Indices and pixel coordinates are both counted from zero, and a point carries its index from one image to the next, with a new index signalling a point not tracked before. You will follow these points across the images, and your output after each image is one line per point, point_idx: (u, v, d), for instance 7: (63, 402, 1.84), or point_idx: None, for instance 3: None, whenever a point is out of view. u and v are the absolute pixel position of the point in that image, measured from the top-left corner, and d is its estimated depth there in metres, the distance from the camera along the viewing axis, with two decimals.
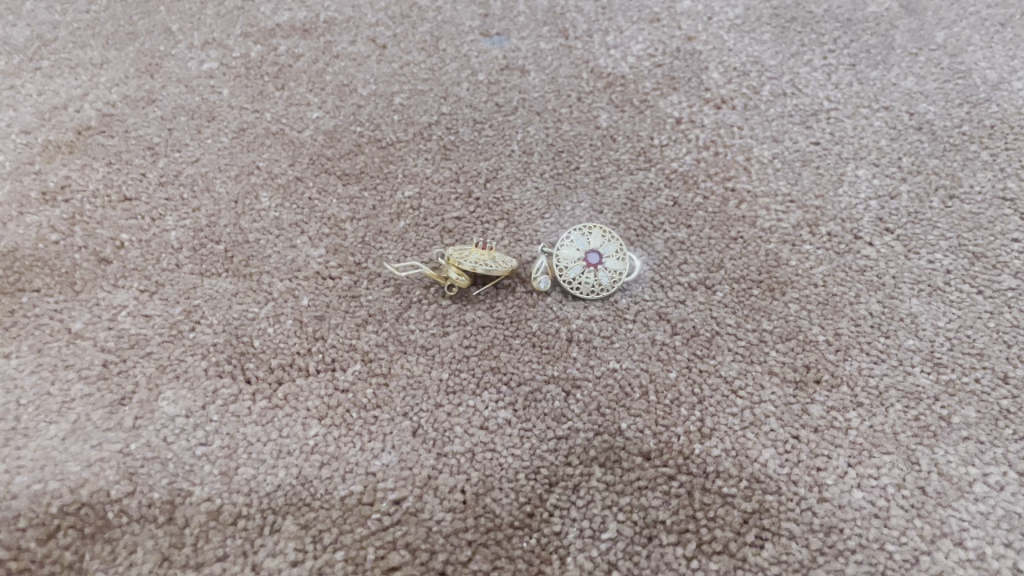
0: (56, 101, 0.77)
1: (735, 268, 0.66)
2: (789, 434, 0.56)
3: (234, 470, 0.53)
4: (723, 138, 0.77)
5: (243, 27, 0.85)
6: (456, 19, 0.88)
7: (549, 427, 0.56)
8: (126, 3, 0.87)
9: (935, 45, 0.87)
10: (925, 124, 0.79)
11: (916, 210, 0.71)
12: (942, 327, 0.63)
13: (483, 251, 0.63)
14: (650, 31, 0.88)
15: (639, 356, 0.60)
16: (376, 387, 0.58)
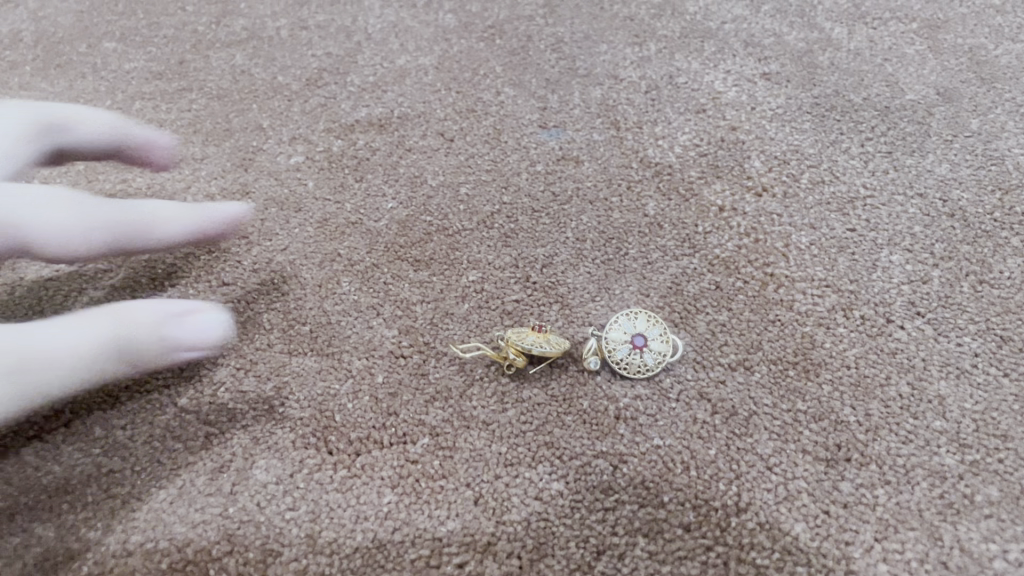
0: (162, 194, 0.86)
1: (773, 349, 0.72)
2: (820, 509, 0.61)
3: (318, 533, 0.60)
4: (764, 225, 0.83)
5: (326, 122, 0.95)
6: (517, 113, 0.96)
7: (598, 499, 0.62)
8: (224, 102, 0.98)
9: (971, 132, 0.92)
10: (958, 211, 0.83)
11: (946, 295, 0.76)
12: (968, 409, 0.67)
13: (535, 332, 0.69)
14: (696, 121, 0.94)
15: (681, 434, 0.66)
16: (442, 459, 0.65)
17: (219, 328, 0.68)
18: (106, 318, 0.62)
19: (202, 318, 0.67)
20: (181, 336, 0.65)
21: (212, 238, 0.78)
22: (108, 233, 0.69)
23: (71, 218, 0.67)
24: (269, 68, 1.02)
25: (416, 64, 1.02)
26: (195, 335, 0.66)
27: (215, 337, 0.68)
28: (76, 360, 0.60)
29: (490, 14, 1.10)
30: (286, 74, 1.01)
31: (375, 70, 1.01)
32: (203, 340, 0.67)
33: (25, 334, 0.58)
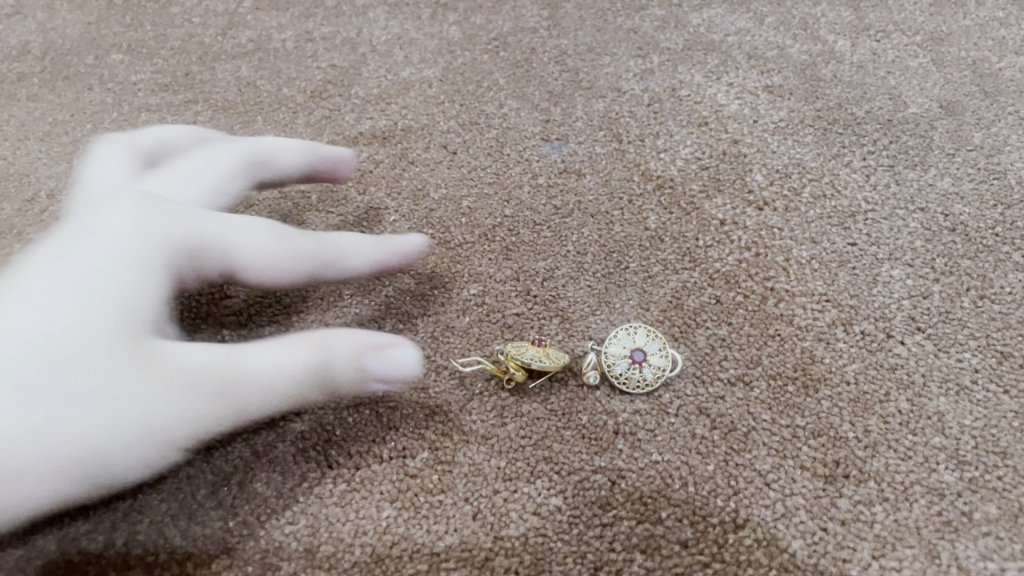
0: None
1: (772, 364, 0.72)
2: (818, 526, 0.62)
3: (317, 547, 0.61)
4: (765, 238, 0.83)
5: (330, 135, 0.95)
6: (520, 126, 0.96)
7: (595, 514, 0.62)
8: (229, 114, 0.98)
9: (973, 145, 0.92)
10: (959, 225, 0.83)
11: (946, 310, 0.76)
12: (968, 426, 0.67)
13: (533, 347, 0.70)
14: (698, 135, 0.95)
15: (680, 449, 0.66)
16: (441, 473, 0.65)
17: (410, 365, 0.63)
18: (310, 347, 0.60)
19: (395, 353, 0.63)
20: (374, 367, 0.62)
21: (391, 266, 0.76)
22: (295, 256, 0.68)
23: (248, 236, 0.66)
24: (274, 80, 1.03)
25: (420, 77, 1.03)
26: (387, 368, 0.62)
27: (411, 372, 0.64)
28: (276, 385, 0.59)
29: (494, 26, 1.10)
30: (291, 87, 1.02)
31: (380, 82, 1.02)
32: (394, 374, 0.63)
33: (226, 355, 0.57)
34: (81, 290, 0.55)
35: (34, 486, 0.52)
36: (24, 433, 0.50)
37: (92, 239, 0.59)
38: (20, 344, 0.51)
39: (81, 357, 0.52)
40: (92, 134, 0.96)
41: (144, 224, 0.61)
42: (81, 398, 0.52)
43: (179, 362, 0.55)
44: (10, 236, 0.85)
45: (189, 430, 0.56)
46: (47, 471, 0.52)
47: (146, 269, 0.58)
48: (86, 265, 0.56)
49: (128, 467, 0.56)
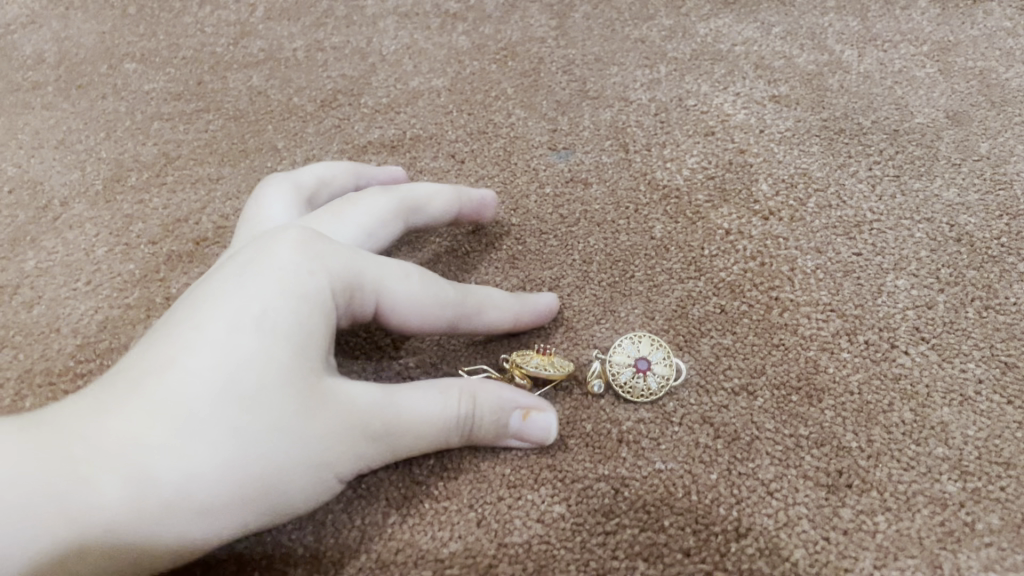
0: (178, 215, 0.88)
1: (776, 374, 0.72)
2: (820, 535, 0.62)
3: (323, 553, 0.62)
4: (770, 248, 0.83)
5: (340, 144, 0.97)
6: (527, 135, 0.97)
7: (599, 522, 0.63)
8: (239, 123, 0.99)
9: (979, 155, 0.92)
10: (965, 236, 0.84)
11: (951, 320, 0.76)
12: (971, 436, 0.68)
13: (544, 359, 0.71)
14: (705, 144, 0.95)
15: (683, 458, 0.67)
16: (447, 481, 0.66)
17: (549, 430, 0.66)
18: (465, 398, 0.62)
19: (537, 417, 0.65)
20: (514, 426, 0.65)
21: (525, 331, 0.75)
22: (446, 309, 0.68)
23: (408, 288, 0.66)
24: (285, 89, 1.04)
25: (429, 86, 1.04)
26: (524, 429, 0.65)
27: (548, 436, 0.66)
28: (430, 432, 0.61)
29: (502, 36, 1.10)
30: (301, 96, 1.03)
31: (389, 92, 1.03)
32: (531, 436, 0.66)
33: (391, 399, 0.60)
34: (263, 329, 0.56)
35: (226, 521, 0.55)
36: (217, 468, 0.54)
37: (261, 272, 0.59)
38: (210, 386, 0.54)
39: (267, 398, 0.55)
40: (105, 142, 0.97)
41: (311, 259, 0.61)
42: (267, 437, 0.55)
43: (349, 400, 0.58)
44: (25, 244, 0.86)
45: (357, 463, 0.60)
46: (238, 506, 0.55)
47: (320, 308, 0.59)
48: (262, 302, 0.57)
49: (306, 500, 0.59)
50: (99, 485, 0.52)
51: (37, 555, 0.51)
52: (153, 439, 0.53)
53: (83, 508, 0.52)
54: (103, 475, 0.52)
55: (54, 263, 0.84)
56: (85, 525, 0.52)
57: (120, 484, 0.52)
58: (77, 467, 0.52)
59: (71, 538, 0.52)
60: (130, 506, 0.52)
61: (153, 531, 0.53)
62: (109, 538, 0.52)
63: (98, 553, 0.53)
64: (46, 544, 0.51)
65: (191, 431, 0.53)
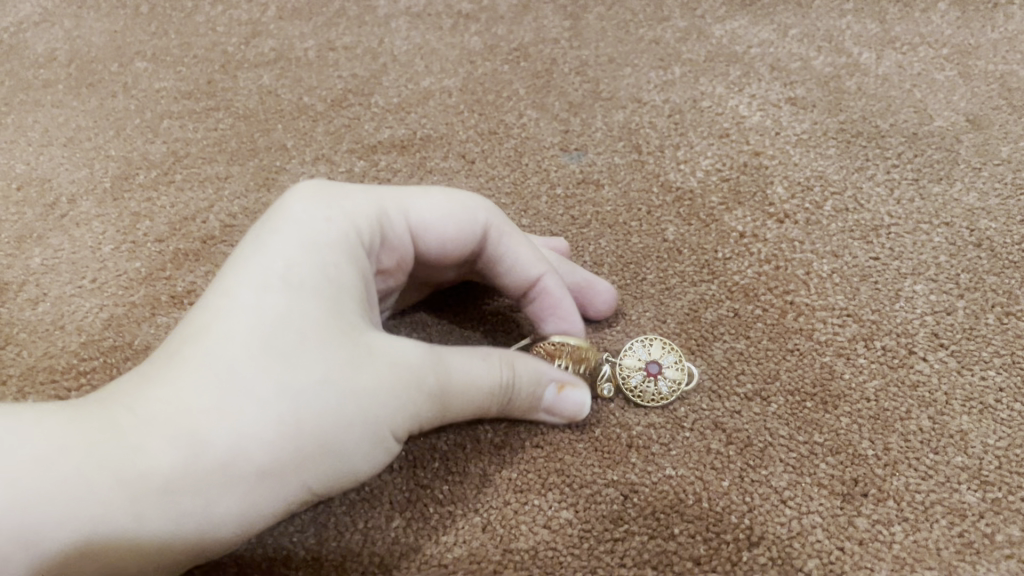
0: (186, 213, 0.88)
1: (791, 379, 0.71)
2: (834, 546, 0.61)
3: (325, 556, 0.62)
4: (786, 252, 0.81)
5: (349, 143, 0.96)
6: (539, 136, 0.96)
7: (607, 529, 0.63)
8: (249, 122, 0.99)
9: (1000, 159, 0.90)
10: (985, 241, 0.82)
11: (971, 326, 0.74)
12: (991, 445, 0.66)
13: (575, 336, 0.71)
14: (719, 146, 0.93)
15: (694, 464, 0.66)
16: (452, 484, 0.65)
17: (582, 404, 0.66)
18: (504, 361, 0.62)
19: (571, 392, 0.66)
20: (550, 399, 0.65)
21: (555, 306, 0.72)
22: (468, 224, 0.69)
23: (432, 206, 0.68)
24: (296, 89, 1.03)
25: (440, 87, 1.03)
26: (558, 402, 0.66)
27: (580, 411, 0.67)
28: (476, 395, 0.60)
29: (515, 36, 1.09)
30: (312, 96, 1.02)
31: (400, 92, 1.02)
32: (562, 411, 0.66)
33: (437, 355, 0.58)
34: (291, 284, 0.56)
35: (284, 483, 0.53)
36: (269, 427, 0.52)
37: (284, 231, 0.59)
38: (248, 344, 0.53)
39: (308, 348, 0.54)
40: (114, 140, 0.97)
41: (331, 212, 0.62)
42: (315, 386, 0.53)
43: (393, 350, 0.56)
44: (32, 241, 0.86)
45: (410, 422, 0.57)
46: (295, 464, 0.53)
47: (345, 255, 0.60)
48: (288, 259, 0.57)
49: (360, 461, 0.56)
50: (150, 448, 0.50)
51: (94, 527, 0.49)
52: (196, 399, 0.51)
53: (135, 475, 0.49)
54: (153, 437, 0.50)
55: (60, 260, 0.84)
56: (139, 493, 0.49)
57: (170, 445, 0.50)
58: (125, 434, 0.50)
59: (127, 508, 0.49)
60: (183, 469, 0.50)
61: (208, 496, 0.51)
62: (166, 505, 0.50)
63: (158, 524, 0.50)
64: (104, 514, 0.49)
65: (235, 385, 0.52)
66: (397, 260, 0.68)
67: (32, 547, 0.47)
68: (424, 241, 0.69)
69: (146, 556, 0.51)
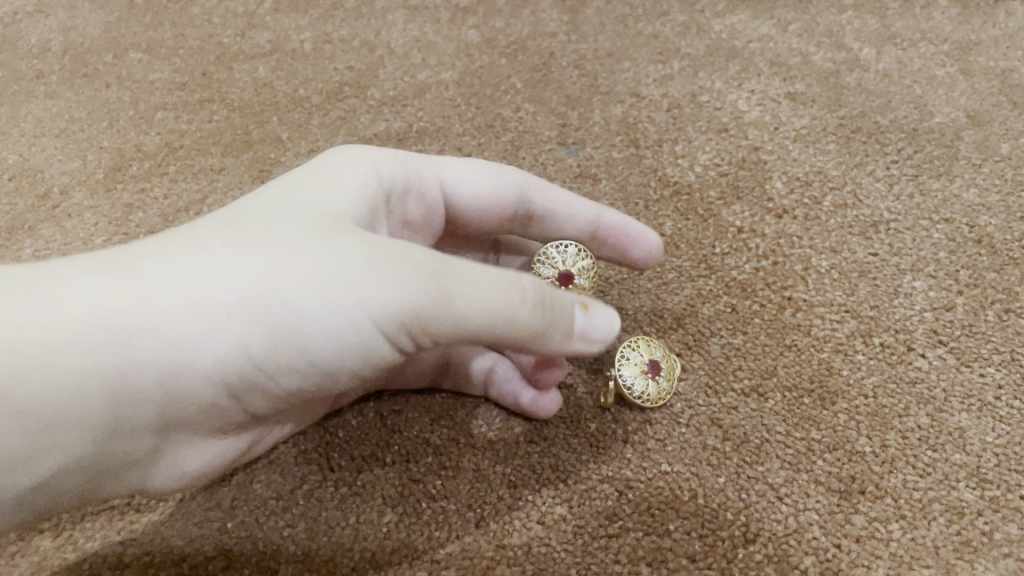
0: (179, 205, 0.88)
1: (788, 375, 0.70)
2: (830, 543, 0.61)
3: (315, 551, 0.62)
4: (784, 247, 0.81)
5: (345, 137, 0.95)
6: (536, 129, 0.95)
7: (601, 525, 0.62)
8: (244, 114, 0.98)
9: (1001, 156, 0.89)
10: (985, 237, 0.81)
11: (970, 323, 0.74)
12: (990, 443, 0.66)
13: (568, 265, 0.74)
14: (718, 141, 0.93)
15: (690, 460, 0.65)
16: (445, 479, 0.65)
17: (611, 322, 0.61)
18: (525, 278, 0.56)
19: (599, 312, 0.60)
20: (580, 321, 0.59)
21: (621, 244, 0.73)
22: (499, 179, 0.70)
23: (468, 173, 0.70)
24: (292, 80, 1.02)
25: (437, 80, 1.02)
26: (588, 325, 0.60)
27: (611, 329, 0.61)
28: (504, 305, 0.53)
29: (513, 30, 1.08)
30: (307, 88, 1.01)
31: (396, 84, 1.01)
32: (595, 334, 0.60)
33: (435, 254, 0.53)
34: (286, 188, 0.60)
35: (222, 328, 0.51)
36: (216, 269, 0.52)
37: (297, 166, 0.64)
38: (230, 222, 0.56)
39: (281, 224, 0.55)
40: (108, 131, 0.96)
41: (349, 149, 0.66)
42: (278, 247, 0.53)
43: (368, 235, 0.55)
44: (23, 232, 0.86)
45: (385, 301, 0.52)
46: (238, 309, 0.51)
47: (352, 179, 0.62)
48: (288, 177, 0.61)
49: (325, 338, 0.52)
50: (81, 286, 0.51)
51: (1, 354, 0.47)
52: (160, 252, 0.53)
53: (64, 310, 0.50)
54: (90, 277, 0.51)
55: (52, 252, 0.84)
56: (55, 322, 0.49)
57: (104, 285, 0.51)
58: (55, 275, 0.51)
59: (44, 337, 0.49)
60: (115, 307, 0.50)
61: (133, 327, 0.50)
62: (90, 339, 0.49)
63: (79, 357, 0.49)
64: (13, 343, 0.48)
65: (195, 244, 0.53)
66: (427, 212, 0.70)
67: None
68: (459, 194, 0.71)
69: (61, 404, 0.49)
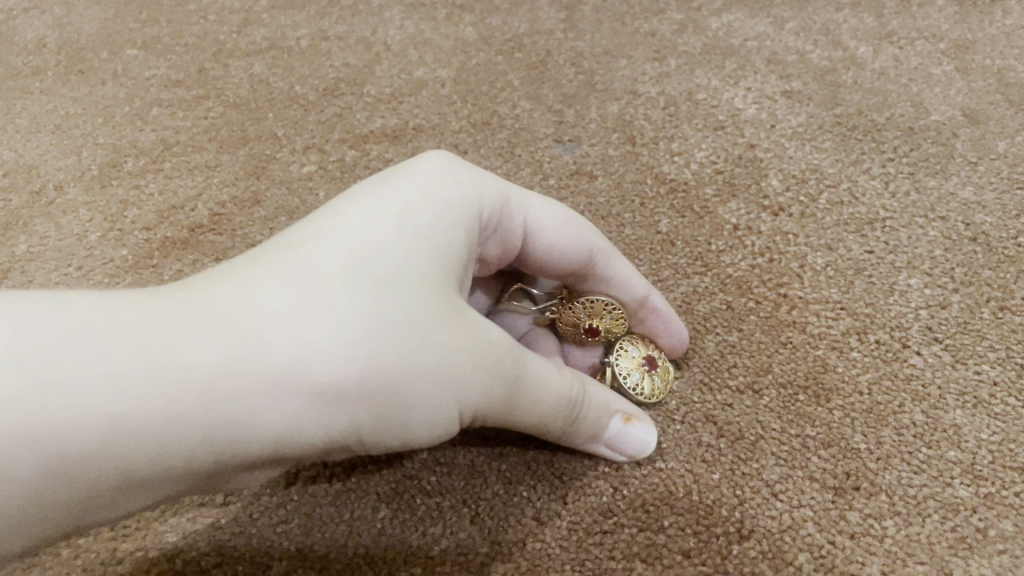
0: (175, 201, 0.87)
1: (783, 372, 0.70)
2: (825, 540, 0.61)
3: (309, 547, 0.62)
4: (780, 244, 0.81)
5: (340, 133, 0.95)
6: (532, 126, 0.95)
7: (596, 521, 0.62)
8: (240, 111, 0.98)
9: (997, 154, 0.89)
10: (980, 235, 0.81)
11: (965, 320, 0.74)
12: (985, 440, 0.66)
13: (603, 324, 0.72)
14: (714, 138, 0.93)
15: (685, 457, 0.65)
16: (440, 475, 0.65)
17: (646, 442, 0.64)
18: (578, 378, 0.60)
19: (637, 427, 0.64)
20: (616, 431, 0.63)
21: (655, 328, 0.71)
22: (585, 239, 0.67)
23: (555, 219, 0.66)
24: (288, 77, 1.02)
25: (433, 77, 1.02)
26: (623, 435, 0.63)
27: (644, 450, 0.64)
28: (548, 403, 0.57)
29: (510, 27, 1.08)
30: (304, 84, 1.01)
31: (392, 81, 1.01)
32: (625, 447, 0.64)
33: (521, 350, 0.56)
34: (405, 225, 0.54)
35: (336, 411, 0.48)
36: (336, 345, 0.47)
37: (409, 182, 0.57)
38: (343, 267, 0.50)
39: (400, 289, 0.50)
40: (103, 128, 0.96)
41: (459, 180, 0.60)
42: (400, 329, 0.49)
43: (482, 326, 0.53)
44: (17, 228, 0.86)
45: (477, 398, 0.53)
46: (357, 397, 0.48)
47: (457, 224, 0.57)
48: (406, 203, 0.55)
49: (421, 423, 0.51)
50: (200, 341, 0.46)
51: (116, 416, 0.44)
52: (274, 306, 0.48)
53: (178, 378, 0.45)
54: (208, 329, 0.47)
55: (45, 248, 0.83)
56: (178, 391, 0.45)
57: (225, 343, 0.46)
58: (172, 323, 0.46)
59: (160, 409, 0.44)
60: (232, 379, 0.45)
61: (250, 405, 0.46)
62: (206, 414, 0.45)
63: (190, 431, 0.45)
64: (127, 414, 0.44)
65: (317, 300, 0.48)
66: (503, 248, 0.66)
67: (38, 438, 0.43)
68: (538, 238, 0.67)
69: (161, 470, 0.46)
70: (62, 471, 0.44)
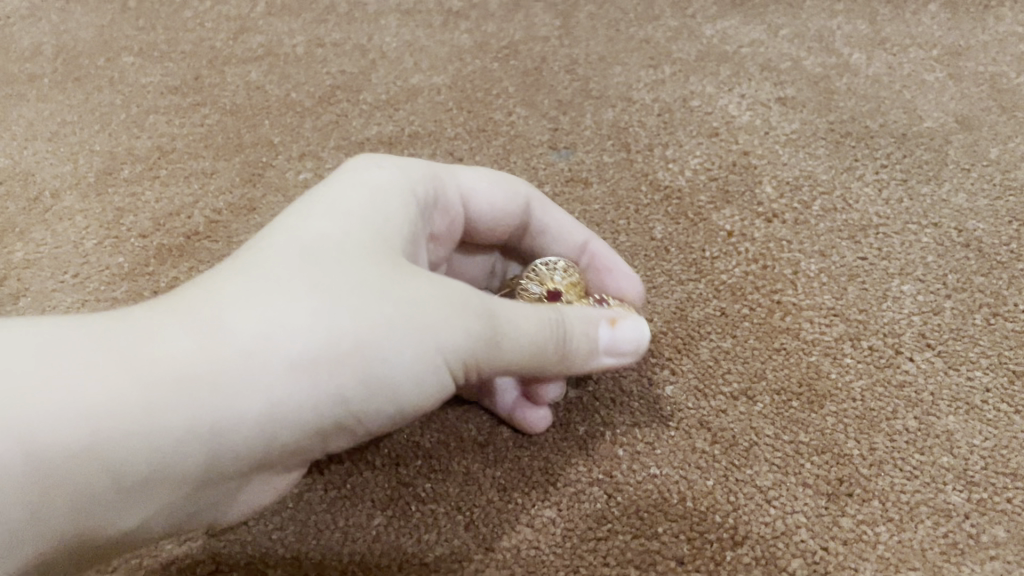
0: (171, 208, 0.88)
1: (777, 379, 0.70)
2: (818, 546, 0.61)
3: (304, 554, 0.62)
4: (773, 251, 0.81)
5: (336, 140, 0.95)
6: (527, 133, 0.95)
7: (590, 528, 0.62)
8: (236, 118, 0.98)
9: (989, 161, 0.89)
10: (973, 241, 0.81)
11: (957, 326, 0.74)
12: (977, 446, 0.66)
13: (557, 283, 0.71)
14: (708, 145, 0.93)
15: (679, 463, 0.66)
16: (435, 482, 0.65)
17: (640, 337, 0.62)
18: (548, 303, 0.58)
19: (625, 324, 0.62)
20: (606, 338, 0.61)
21: (602, 267, 0.74)
22: (516, 190, 0.72)
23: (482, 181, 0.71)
24: (284, 84, 1.02)
25: (429, 84, 1.02)
26: (615, 340, 0.62)
27: (640, 344, 0.63)
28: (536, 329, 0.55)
29: (506, 35, 1.08)
30: (300, 91, 1.01)
31: (388, 89, 1.02)
32: (622, 348, 0.62)
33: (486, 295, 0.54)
34: (343, 211, 0.56)
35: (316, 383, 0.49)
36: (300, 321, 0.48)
37: (340, 177, 0.60)
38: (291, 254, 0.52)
39: (353, 265, 0.52)
40: (100, 135, 0.96)
41: (389, 164, 0.64)
42: (360, 297, 0.50)
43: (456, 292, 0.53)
44: (13, 236, 0.86)
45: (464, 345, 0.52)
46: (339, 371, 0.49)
47: (396, 197, 0.60)
48: (342, 193, 0.58)
49: (409, 386, 0.51)
50: (168, 337, 0.47)
51: (96, 418, 0.45)
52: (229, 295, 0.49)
53: (153, 373, 0.46)
54: (175, 325, 0.48)
55: (41, 255, 0.83)
56: (152, 385, 0.46)
57: (194, 334, 0.47)
58: (137, 326, 0.48)
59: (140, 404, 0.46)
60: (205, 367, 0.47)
61: (228, 391, 0.47)
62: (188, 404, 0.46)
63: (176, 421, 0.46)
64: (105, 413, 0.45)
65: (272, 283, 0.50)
66: (446, 221, 0.70)
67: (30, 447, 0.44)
68: (475, 203, 0.71)
69: (156, 467, 0.47)
70: (58, 477, 0.45)
